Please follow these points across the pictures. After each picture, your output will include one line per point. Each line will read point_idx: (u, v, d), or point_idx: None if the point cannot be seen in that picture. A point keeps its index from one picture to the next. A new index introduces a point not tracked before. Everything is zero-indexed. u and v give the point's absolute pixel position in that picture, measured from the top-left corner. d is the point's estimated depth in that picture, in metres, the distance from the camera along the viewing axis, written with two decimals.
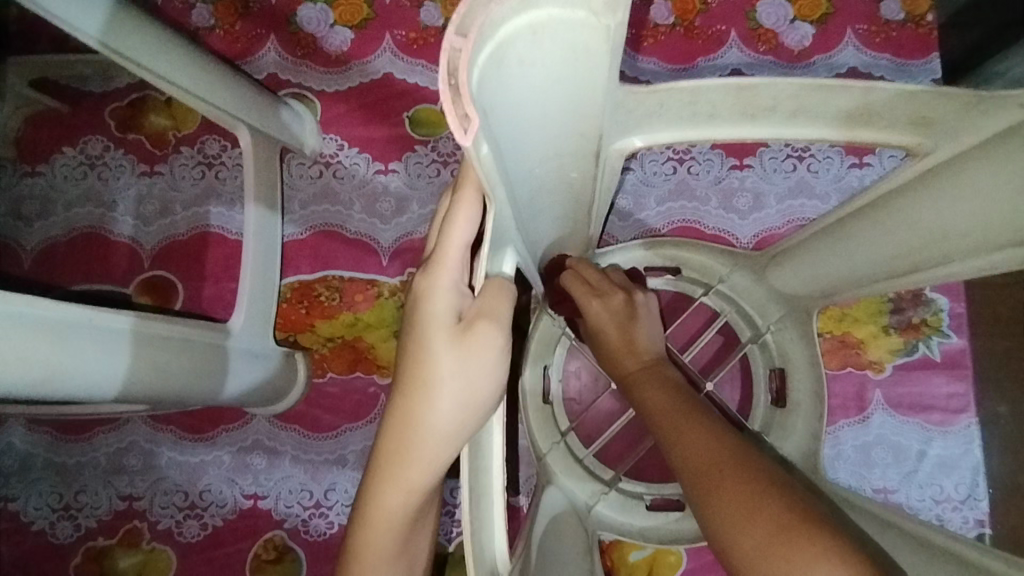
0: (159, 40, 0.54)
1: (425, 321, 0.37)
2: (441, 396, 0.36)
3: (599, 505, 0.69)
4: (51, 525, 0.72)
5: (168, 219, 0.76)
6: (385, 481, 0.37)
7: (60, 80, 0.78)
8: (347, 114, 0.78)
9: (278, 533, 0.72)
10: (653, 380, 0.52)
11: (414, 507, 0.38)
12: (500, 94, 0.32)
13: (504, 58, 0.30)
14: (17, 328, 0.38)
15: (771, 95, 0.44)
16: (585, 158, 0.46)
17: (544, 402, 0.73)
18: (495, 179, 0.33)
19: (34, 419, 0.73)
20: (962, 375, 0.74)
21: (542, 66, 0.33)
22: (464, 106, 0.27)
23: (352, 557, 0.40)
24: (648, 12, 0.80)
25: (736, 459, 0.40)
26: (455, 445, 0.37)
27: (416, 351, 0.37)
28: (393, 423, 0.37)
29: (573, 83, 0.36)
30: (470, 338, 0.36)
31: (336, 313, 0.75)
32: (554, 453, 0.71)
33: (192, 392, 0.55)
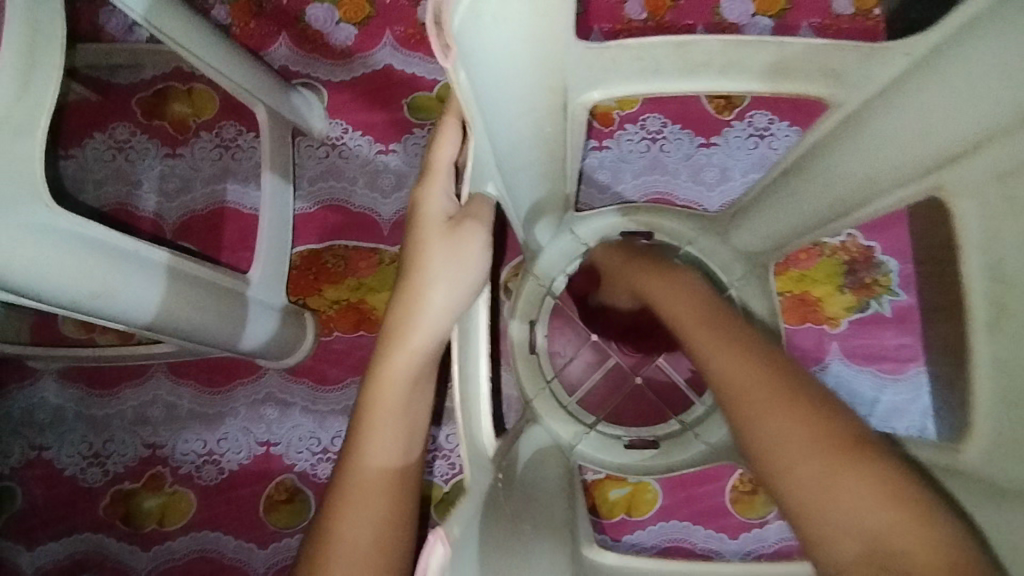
0: (192, 23, 0.62)
1: (427, 218, 0.47)
2: (434, 275, 0.45)
3: (581, 445, 0.76)
4: (82, 471, 0.79)
5: (189, 195, 0.85)
6: (392, 343, 0.46)
7: (90, 71, 0.84)
8: (352, 101, 0.86)
9: (289, 476, 0.79)
10: (694, 316, 0.53)
11: (415, 372, 0.46)
12: (476, 46, 0.40)
13: (481, 13, 0.38)
14: (86, 248, 0.44)
15: (702, 50, 0.53)
16: (554, 113, 0.53)
17: (531, 353, 0.79)
18: (473, 108, 0.41)
19: (67, 375, 0.80)
20: (911, 328, 0.81)
21: (514, 27, 0.41)
22: (445, 38, 0.36)
23: (362, 416, 0.46)
24: (623, 8, 0.89)
25: (805, 407, 0.43)
26: (448, 319, 0.45)
27: (417, 240, 0.47)
28: (402, 296, 0.46)
29: (539, 43, 0.44)
30: (459, 230, 0.45)
31: (342, 278, 0.82)
32: (541, 399, 0.77)
33: (215, 335, 0.62)
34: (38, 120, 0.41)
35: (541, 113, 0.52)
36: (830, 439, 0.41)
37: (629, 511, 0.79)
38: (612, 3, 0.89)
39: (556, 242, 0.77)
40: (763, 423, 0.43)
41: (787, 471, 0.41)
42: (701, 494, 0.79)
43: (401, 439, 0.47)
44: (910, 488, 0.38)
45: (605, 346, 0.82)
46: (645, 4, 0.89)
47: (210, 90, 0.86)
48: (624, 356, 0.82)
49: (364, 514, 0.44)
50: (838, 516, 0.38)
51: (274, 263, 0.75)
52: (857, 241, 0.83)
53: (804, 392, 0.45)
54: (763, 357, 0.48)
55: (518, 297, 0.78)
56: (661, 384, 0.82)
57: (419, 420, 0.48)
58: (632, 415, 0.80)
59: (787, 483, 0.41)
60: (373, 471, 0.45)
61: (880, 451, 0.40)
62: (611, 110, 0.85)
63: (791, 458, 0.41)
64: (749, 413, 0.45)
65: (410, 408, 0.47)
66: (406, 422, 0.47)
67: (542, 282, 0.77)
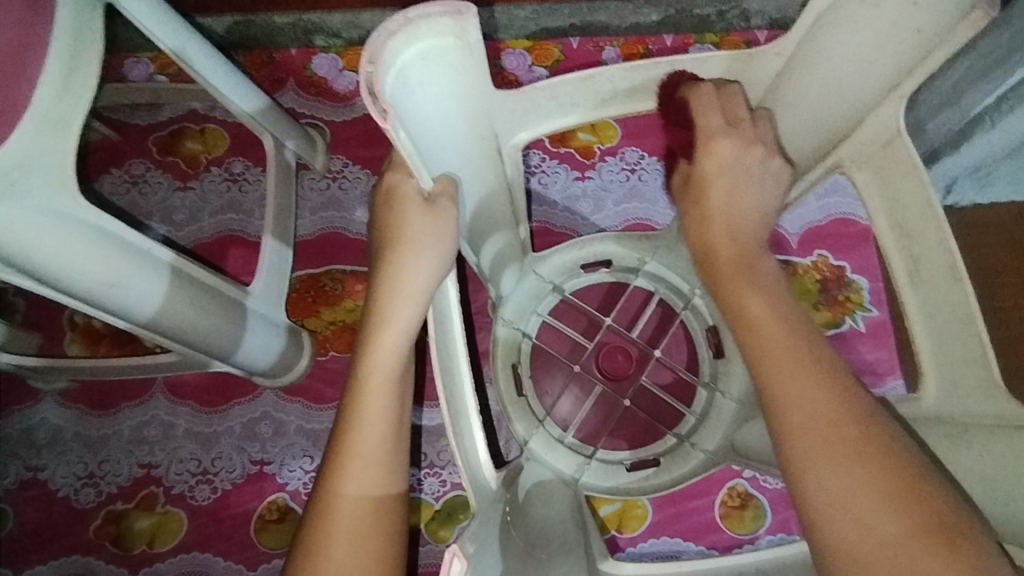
0: (211, 54, 0.66)
1: (398, 214, 0.47)
2: (413, 257, 0.45)
3: (585, 475, 0.76)
4: (76, 492, 0.79)
5: (197, 225, 0.90)
6: (368, 359, 0.45)
7: (112, 114, 0.92)
8: (352, 139, 0.93)
9: (281, 495, 0.79)
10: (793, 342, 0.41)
11: (399, 370, 0.45)
12: (410, 106, 0.43)
13: (406, 81, 0.42)
14: (111, 242, 0.49)
15: (608, 80, 0.51)
16: (489, 157, 0.55)
17: (520, 395, 0.79)
18: (418, 162, 0.44)
19: (69, 395, 0.82)
20: (885, 342, 0.84)
21: (441, 78, 0.44)
22: (382, 103, 0.39)
23: (338, 450, 0.43)
24: (599, 55, 0.95)
25: (868, 430, 0.38)
26: (425, 303, 0.45)
27: (392, 244, 0.46)
28: (373, 312, 0.46)
29: (466, 86, 0.46)
30: (434, 211, 0.46)
31: (339, 301, 0.86)
32: (537, 438, 0.77)
33: (214, 343, 0.64)
34: (72, 119, 0.47)
35: (484, 159, 0.55)
36: (894, 468, 0.36)
37: (620, 527, 0.79)
38: (589, 50, 0.95)
39: (521, 285, 0.80)
40: (817, 448, 0.37)
41: (841, 499, 0.36)
42: (691, 510, 0.79)
43: (385, 467, 0.43)
44: (975, 541, 0.34)
45: (588, 375, 0.81)
46: (620, 51, 0.95)
47: (222, 129, 0.93)
48: (608, 381, 0.81)
49: (356, 542, 0.41)
50: (886, 555, 0.34)
51: (273, 279, 0.78)
52: (828, 261, 0.88)
53: (869, 415, 0.38)
54: (841, 379, 0.40)
55: (495, 349, 0.80)
56: (650, 403, 0.81)
57: (403, 449, 0.45)
58: (628, 436, 0.80)
59: (838, 515, 0.36)
60: (359, 485, 0.42)
61: (939, 487, 0.36)
62: (592, 144, 0.92)
63: (852, 483, 0.36)
64: (802, 436, 0.38)
65: (394, 432, 0.44)
66: (391, 447, 0.44)
67: (516, 327, 0.80)
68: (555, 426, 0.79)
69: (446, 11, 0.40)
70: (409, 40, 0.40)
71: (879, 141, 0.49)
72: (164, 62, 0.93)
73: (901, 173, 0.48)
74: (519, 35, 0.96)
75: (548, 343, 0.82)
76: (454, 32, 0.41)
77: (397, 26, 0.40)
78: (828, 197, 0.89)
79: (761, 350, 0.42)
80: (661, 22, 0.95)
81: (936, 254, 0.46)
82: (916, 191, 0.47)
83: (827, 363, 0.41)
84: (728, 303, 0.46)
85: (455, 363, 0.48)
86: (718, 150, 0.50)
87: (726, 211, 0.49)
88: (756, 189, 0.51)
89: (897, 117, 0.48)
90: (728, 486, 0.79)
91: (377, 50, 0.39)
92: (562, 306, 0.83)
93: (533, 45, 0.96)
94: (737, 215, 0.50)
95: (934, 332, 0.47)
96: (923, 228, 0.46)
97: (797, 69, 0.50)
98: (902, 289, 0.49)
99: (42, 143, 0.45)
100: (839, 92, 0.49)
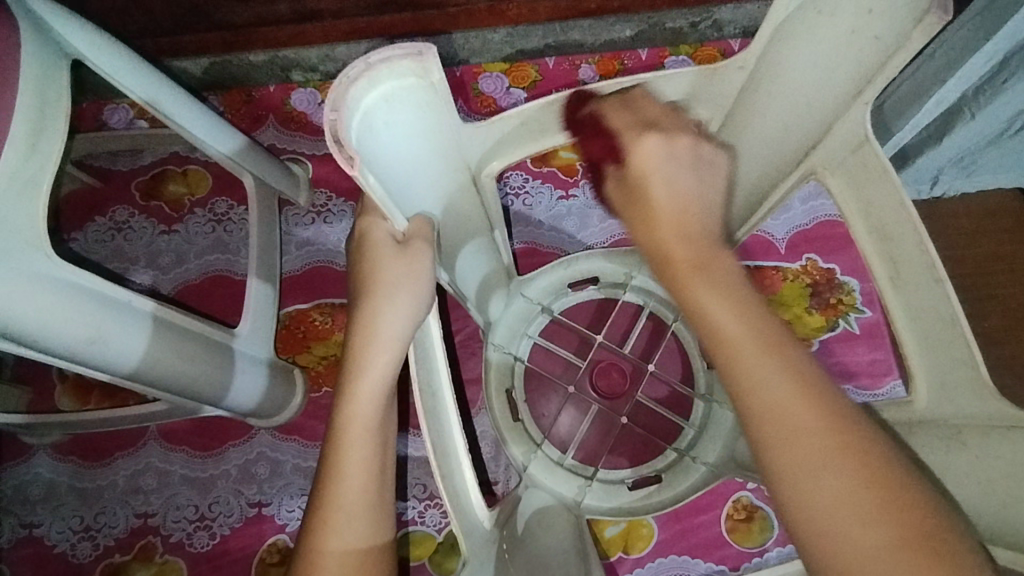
0: (183, 100, 0.66)
1: (372, 258, 0.46)
2: (386, 299, 0.45)
3: (587, 497, 0.75)
4: (72, 547, 0.78)
5: (183, 267, 0.89)
6: (347, 408, 0.44)
7: (94, 162, 0.92)
8: (334, 171, 0.92)
9: (281, 537, 0.78)
10: (759, 346, 0.38)
11: (379, 417, 0.44)
12: (377, 148, 0.43)
13: (371, 124, 0.42)
14: (87, 297, 0.49)
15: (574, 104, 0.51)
16: (465, 188, 0.55)
17: (516, 420, 0.78)
18: (387, 204, 0.44)
19: (61, 449, 0.81)
20: (880, 343, 0.84)
21: (407, 120, 0.44)
22: (348, 150, 0.38)
23: (320, 504, 0.42)
24: (576, 73, 0.95)
25: (847, 437, 0.35)
26: (403, 346, 0.45)
27: (367, 289, 0.46)
28: (351, 357, 0.45)
29: (434, 124, 0.46)
30: (408, 253, 0.46)
31: (329, 335, 0.85)
32: (536, 463, 0.76)
33: (202, 389, 0.63)
34: (41, 179, 0.47)
35: (458, 192, 0.55)
36: (872, 474, 0.34)
37: (626, 549, 0.77)
38: (566, 68, 0.96)
39: (511, 308, 0.80)
40: (809, 469, 0.35)
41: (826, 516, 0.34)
42: (697, 526, 0.78)
43: (369, 517, 0.43)
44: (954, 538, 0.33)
45: (583, 395, 0.80)
46: (596, 69, 0.95)
47: (203, 170, 0.93)
48: (604, 399, 0.81)
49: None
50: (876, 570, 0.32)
51: (261, 318, 0.78)
52: (817, 264, 0.87)
53: (843, 414, 0.36)
54: (810, 379, 0.37)
55: (488, 375, 0.79)
56: (647, 420, 0.80)
57: (388, 497, 0.44)
58: (628, 454, 0.79)
59: (827, 532, 0.33)
60: (339, 539, 0.41)
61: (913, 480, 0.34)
62: (574, 162, 0.92)
63: (835, 497, 0.34)
64: (790, 451, 0.35)
65: (377, 480, 0.43)
66: (374, 497, 0.43)
67: (507, 351, 0.80)
68: (554, 450, 0.78)
69: (405, 53, 0.40)
70: (372, 85, 0.41)
71: (848, 147, 0.49)
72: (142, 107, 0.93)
73: (873, 178, 0.47)
74: (495, 59, 0.96)
75: (541, 365, 0.82)
76: (415, 72, 0.42)
77: (357, 72, 0.40)
78: (812, 200, 0.90)
79: (731, 353, 0.38)
80: (635, 37, 0.95)
81: (916, 258, 0.45)
82: (891, 198, 0.46)
83: (795, 359, 0.37)
84: (679, 296, 0.42)
85: (442, 401, 0.48)
86: (644, 148, 0.46)
87: (677, 204, 0.45)
88: (703, 186, 0.47)
89: (863, 122, 0.47)
90: (733, 498, 0.78)
91: (339, 97, 0.39)
92: (552, 326, 0.82)
93: (509, 68, 0.96)
94: (697, 202, 0.46)
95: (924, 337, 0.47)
96: (899, 231, 0.46)
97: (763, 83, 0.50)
98: (888, 293, 0.48)
99: (11, 203, 0.45)
100: (807, 104, 0.49)
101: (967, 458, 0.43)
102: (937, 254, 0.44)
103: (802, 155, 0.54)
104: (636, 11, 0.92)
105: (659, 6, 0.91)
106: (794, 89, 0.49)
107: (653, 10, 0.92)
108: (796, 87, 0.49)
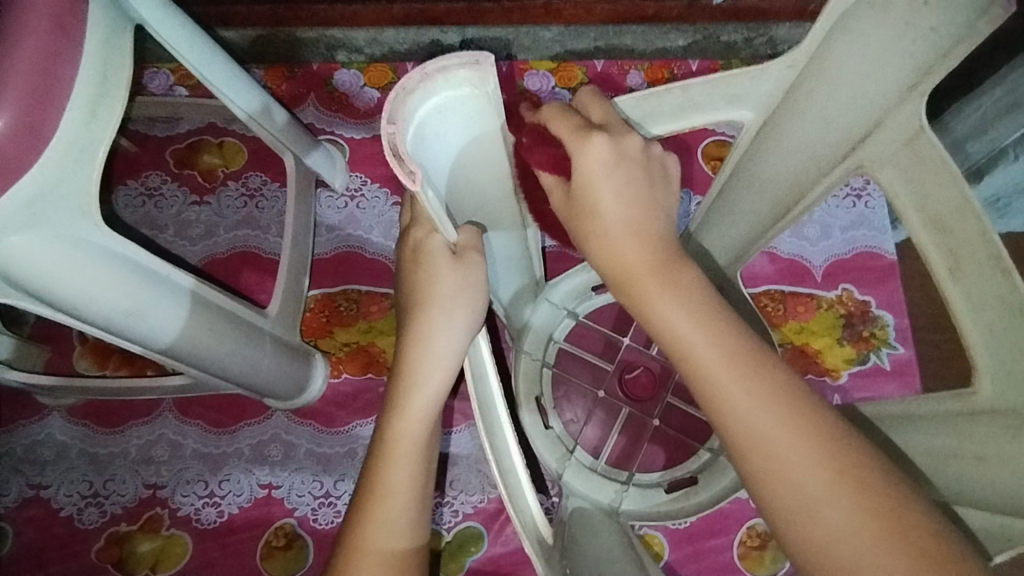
0: (229, 67, 0.65)
1: (428, 269, 0.44)
2: (442, 315, 0.44)
3: (624, 502, 0.74)
4: (79, 511, 0.78)
5: (211, 240, 0.88)
6: (395, 420, 0.43)
7: (131, 126, 0.91)
8: (372, 157, 0.91)
9: (289, 521, 0.77)
10: (717, 349, 0.40)
11: (425, 434, 0.44)
12: (430, 160, 0.42)
13: (423, 137, 0.40)
14: (128, 268, 0.48)
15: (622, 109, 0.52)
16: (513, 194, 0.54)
17: (546, 426, 0.77)
18: (443, 217, 0.42)
19: (76, 412, 0.81)
20: (910, 382, 0.82)
21: (456, 130, 0.43)
22: (408, 165, 0.37)
23: (361, 513, 0.42)
24: (624, 78, 0.94)
25: (818, 430, 0.37)
26: (454, 364, 0.44)
27: (421, 301, 0.45)
28: (401, 371, 0.45)
29: (482, 133, 0.45)
30: (464, 266, 0.44)
31: (352, 322, 0.84)
32: (570, 470, 0.75)
33: (228, 368, 0.62)
34: (98, 144, 0.45)
35: (501, 197, 0.53)
36: (850, 466, 0.36)
37: None
38: (614, 73, 0.94)
39: (536, 312, 0.79)
40: (765, 452, 0.37)
41: (806, 518, 0.36)
42: (708, 549, 0.77)
43: (410, 531, 0.42)
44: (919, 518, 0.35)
45: (612, 399, 0.79)
46: (645, 75, 0.94)
47: (240, 144, 0.92)
48: (633, 402, 0.79)
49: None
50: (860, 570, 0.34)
51: (290, 300, 0.77)
52: (853, 295, 0.86)
53: (809, 405, 0.39)
54: (766, 369, 0.39)
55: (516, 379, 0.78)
56: (680, 420, 0.79)
57: (427, 509, 0.44)
58: (662, 457, 0.77)
59: (795, 521, 0.36)
60: (378, 558, 0.41)
61: (881, 466, 0.36)
62: None
63: (782, 465, 0.37)
64: (757, 449, 0.37)
65: (420, 494, 0.43)
66: (414, 514, 0.43)
67: (535, 358, 0.79)
68: (585, 455, 0.77)
69: (462, 62, 0.39)
70: (426, 96, 0.39)
71: (901, 138, 0.48)
72: (184, 74, 0.92)
73: (932, 170, 0.46)
74: (544, 56, 0.95)
75: (569, 369, 0.80)
76: (471, 82, 0.40)
77: (414, 82, 0.38)
78: (854, 230, 0.88)
79: (692, 360, 0.40)
80: (688, 47, 0.93)
81: (978, 247, 0.44)
82: (948, 188, 0.45)
83: (762, 368, 0.39)
84: (643, 308, 0.43)
85: (495, 415, 0.47)
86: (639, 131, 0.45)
87: (623, 215, 0.44)
88: (643, 195, 0.45)
89: (919, 114, 0.46)
90: (748, 525, 0.77)
91: (396, 108, 0.37)
92: (578, 329, 0.81)
93: (557, 67, 0.95)
94: (644, 205, 0.45)
95: (993, 381, 0.45)
96: (979, 274, 0.44)
97: (809, 87, 0.50)
98: (943, 283, 0.47)
99: (68, 166, 0.44)
100: (854, 103, 0.50)
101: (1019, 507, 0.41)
102: (1000, 242, 0.43)
103: (847, 148, 0.53)
104: (692, 21, 0.90)
105: (717, 19, 0.89)
106: (841, 90, 0.49)
107: (710, 22, 0.90)
108: (843, 89, 0.49)
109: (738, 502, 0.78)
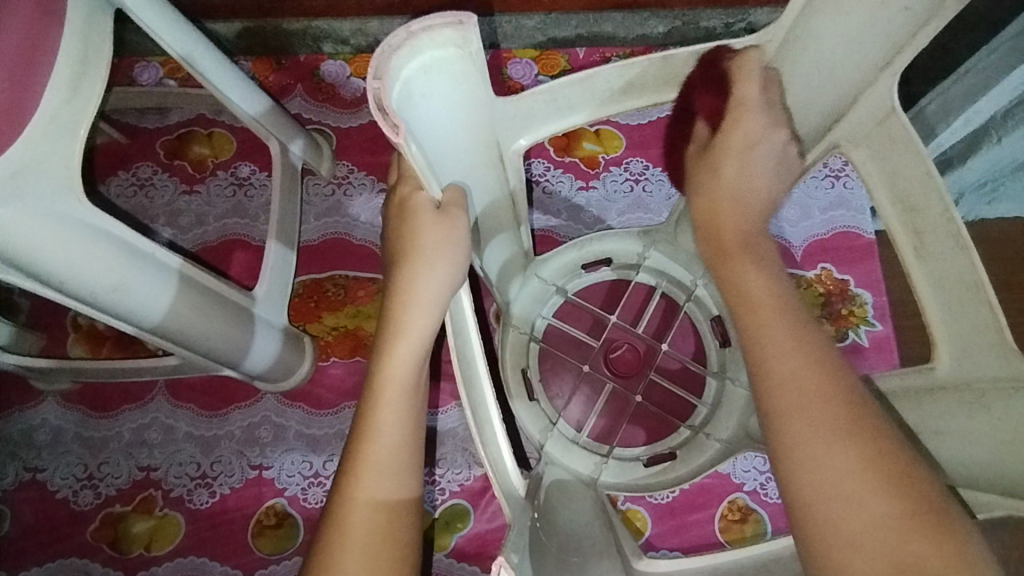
0: (214, 55, 0.67)
1: (409, 223, 0.47)
2: (425, 264, 0.46)
3: (603, 474, 0.75)
4: (74, 494, 0.79)
5: (202, 228, 0.90)
6: (384, 367, 0.45)
7: (121, 117, 0.93)
8: (359, 146, 0.93)
9: (279, 501, 0.79)
10: (773, 318, 0.41)
11: (413, 377, 0.46)
12: (416, 120, 0.43)
13: (409, 94, 0.42)
14: (111, 242, 0.49)
15: (606, 79, 0.51)
16: (493, 166, 0.55)
17: (531, 400, 0.79)
18: (425, 171, 0.44)
19: (70, 398, 0.83)
20: (888, 358, 0.84)
21: (438, 94, 0.44)
22: (392, 119, 0.38)
23: (353, 457, 0.44)
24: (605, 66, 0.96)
25: (863, 423, 0.36)
26: (439, 313, 0.46)
27: (406, 253, 0.47)
28: (388, 320, 0.47)
29: (465, 96, 0.46)
30: (445, 220, 0.47)
31: (340, 306, 0.86)
32: (552, 441, 0.76)
33: (216, 348, 0.64)
34: (80, 124, 0.48)
35: (486, 166, 0.55)
36: (882, 459, 0.35)
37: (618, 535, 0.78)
38: (595, 60, 0.96)
39: (525, 289, 0.80)
40: (804, 425, 0.37)
41: (836, 495, 0.34)
42: (691, 523, 0.78)
43: (400, 471, 0.44)
44: (953, 521, 0.33)
45: (598, 374, 0.81)
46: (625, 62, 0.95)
47: (229, 134, 0.93)
48: (617, 378, 0.81)
49: (371, 547, 0.41)
50: (882, 567, 0.32)
51: (278, 283, 0.79)
52: (831, 275, 0.87)
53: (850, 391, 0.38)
54: (821, 354, 0.39)
55: (503, 355, 0.80)
56: (660, 396, 0.81)
57: (416, 452, 0.46)
58: (644, 432, 0.79)
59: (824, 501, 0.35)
60: (370, 498, 0.43)
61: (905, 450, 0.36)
62: (597, 154, 0.92)
63: (821, 441, 0.36)
64: (797, 421, 0.37)
65: (409, 436, 0.45)
66: (405, 457, 0.44)
67: (523, 331, 0.80)
68: (568, 428, 0.79)
69: (447, 22, 0.40)
70: (412, 55, 0.41)
71: (874, 119, 0.49)
72: (173, 66, 0.94)
73: (898, 148, 0.48)
74: (527, 45, 0.96)
75: (555, 345, 0.82)
76: (456, 42, 0.42)
77: (399, 40, 0.39)
78: (833, 211, 0.90)
79: (753, 322, 0.42)
80: (668, 34, 0.95)
81: (939, 225, 0.46)
82: (916, 167, 0.46)
83: (819, 352, 0.39)
84: (723, 274, 0.45)
85: (473, 372, 0.49)
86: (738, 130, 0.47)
87: (743, 190, 0.48)
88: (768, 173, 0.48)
89: (890, 94, 0.47)
90: (729, 499, 0.79)
91: (381, 65, 0.39)
92: (566, 307, 0.83)
93: (540, 55, 0.96)
94: (761, 190, 0.48)
95: (954, 340, 0.46)
96: (942, 246, 0.46)
97: (788, 55, 0.50)
98: (910, 263, 0.48)
99: (49, 144, 0.46)
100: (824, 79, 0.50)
101: (976, 462, 0.43)
102: (960, 220, 0.44)
103: (825, 127, 0.53)
104: (671, 7, 0.91)
105: (695, 5, 0.91)
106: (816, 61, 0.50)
107: (688, 8, 0.91)
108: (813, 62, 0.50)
109: (719, 477, 0.79)
